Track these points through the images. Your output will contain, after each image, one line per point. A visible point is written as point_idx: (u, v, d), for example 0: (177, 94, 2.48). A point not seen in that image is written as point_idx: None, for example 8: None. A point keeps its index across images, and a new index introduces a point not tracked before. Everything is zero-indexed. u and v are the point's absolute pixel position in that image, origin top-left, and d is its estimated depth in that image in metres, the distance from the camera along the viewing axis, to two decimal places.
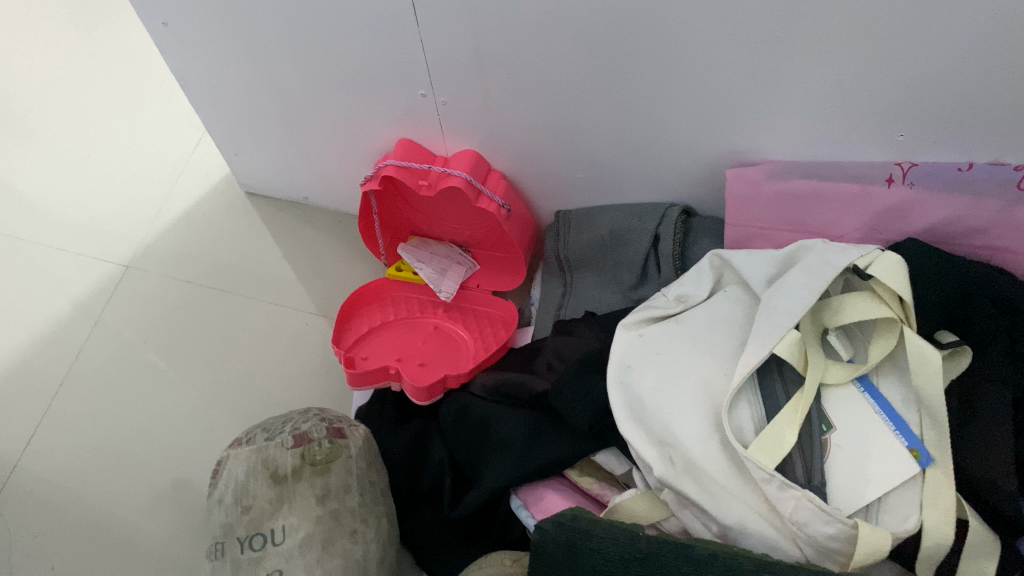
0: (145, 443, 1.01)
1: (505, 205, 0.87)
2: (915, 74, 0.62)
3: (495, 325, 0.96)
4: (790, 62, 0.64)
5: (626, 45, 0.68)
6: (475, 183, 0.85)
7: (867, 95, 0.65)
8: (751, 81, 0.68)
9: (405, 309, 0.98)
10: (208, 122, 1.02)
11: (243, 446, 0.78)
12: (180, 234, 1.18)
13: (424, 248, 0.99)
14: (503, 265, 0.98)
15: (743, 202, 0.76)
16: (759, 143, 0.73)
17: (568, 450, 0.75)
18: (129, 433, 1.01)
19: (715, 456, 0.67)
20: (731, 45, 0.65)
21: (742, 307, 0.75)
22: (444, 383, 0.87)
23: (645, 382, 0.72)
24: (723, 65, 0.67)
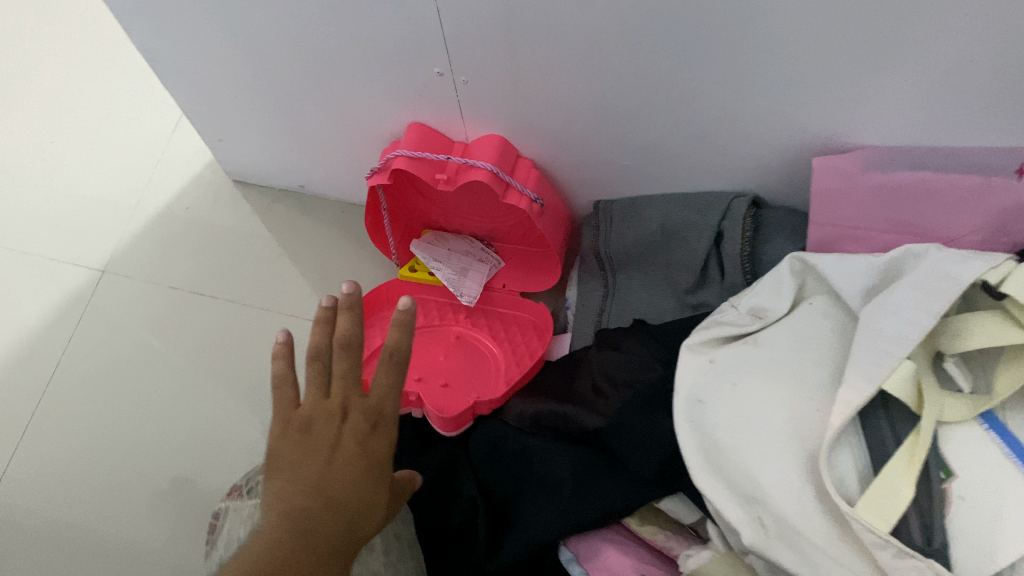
0: (138, 475, 0.91)
1: (537, 198, 0.74)
2: None
3: (527, 334, 0.85)
4: (909, 34, 0.51)
5: (695, 15, 0.55)
6: (502, 175, 0.72)
7: (1007, 71, 0.52)
8: (854, 56, 0.54)
9: (423, 315, 0.87)
10: (186, 105, 0.89)
11: (245, 498, 0.67)
12: (164, 229, 1.05)
13: (440, 244, 0.86)
14: (533, 261, 0.85)
15: (832, 198, 0.63)
16: (856, 127, 0.60)
17: (626, 497, 0.63)
18: (121, 463, 0.92)
19: (812, 513, 0.56)
20: (834, 14, 0.51)
21: (831, 324, 0.63)
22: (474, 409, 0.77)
23: (720, 420, 0.61)
24: (819, 38, 0.53)
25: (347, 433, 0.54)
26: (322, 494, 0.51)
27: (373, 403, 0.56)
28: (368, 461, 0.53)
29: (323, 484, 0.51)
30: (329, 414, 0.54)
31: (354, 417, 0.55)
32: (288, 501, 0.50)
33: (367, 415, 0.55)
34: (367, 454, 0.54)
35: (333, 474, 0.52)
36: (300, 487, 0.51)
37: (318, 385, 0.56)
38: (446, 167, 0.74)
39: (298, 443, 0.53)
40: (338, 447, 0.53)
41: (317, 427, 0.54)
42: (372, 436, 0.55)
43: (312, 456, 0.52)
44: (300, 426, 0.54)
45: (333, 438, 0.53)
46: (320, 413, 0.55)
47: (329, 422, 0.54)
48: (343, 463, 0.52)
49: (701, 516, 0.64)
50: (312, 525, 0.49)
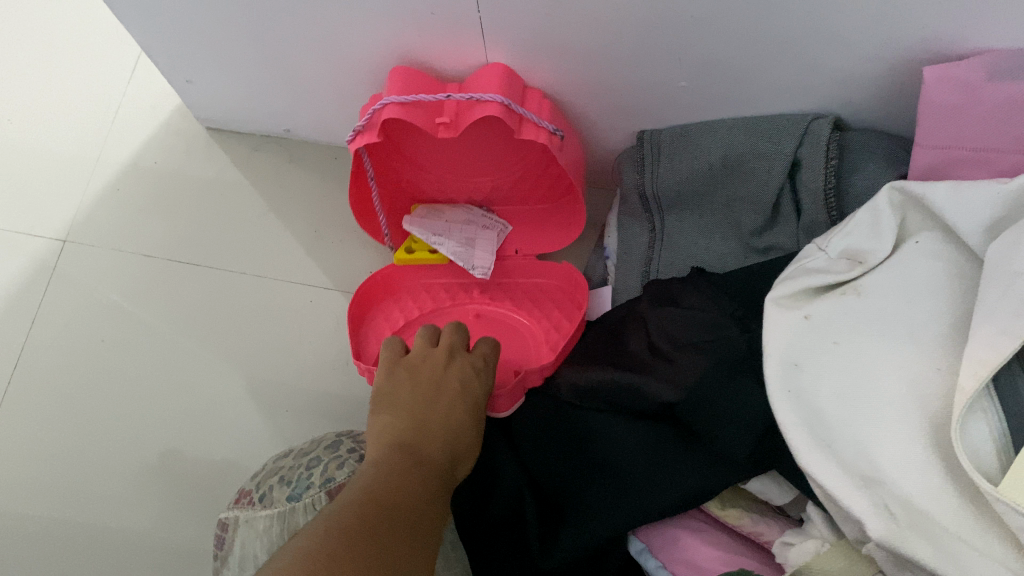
0: (126, 467, 0.82)
1: (558, 131, 0.64)
2: None
3: (558, 300, 0.77)
4: None
5: None
6: (514, 109, 0.61)
7: None
8: None
9: (429, 299, 0.78)
10: (144, 42, 0.75)
11: (259, 508, 0.59)
12: (131, 186, 0.93)
13: (435, 218, 0.77)
14: (547, 215, 0.78)
15: (944, 113, 0.53)
16: (985, 26, 0.48)
17: (709, 483, 0.55)
18: (105, 454, 0.82)
19: (946, 495, 0.46)
20: None
21: (945, 265, 0.53)
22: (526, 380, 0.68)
23: (824, 390, 0.51)
24: None
25: (454, 374, 0.61)
26: (428, 425, 0.55)
27: (475, 357, 0.64)
28: (472, 400, 0.59)
29: (425, 415, 0.56)
30: (437, 355, 0.63)
31: (460, 361, 0.63)
32: (398, 421, 0.55)
33: (471, 364, 0.63)
34: (469, 393, 0.60)
35: (438, 407, 0.57)
36: (411, 415, 0.56)
37: (428, 338, 0.65)
38: (444, 110, 0.63)
39: (405, 379, 0.60)
40: (444, 384, 0.60)
41: (426, 367, 0.61)
42: (474, 379, 0.62)
43: (421, 387, 0.59)
44: (409, 366, 0.62)
45: (440, 375, 0.61)
46: (428, 356, 0.63)
47: (436, 361, 0.62)
48: (444, 399, 0.58)
49: (798, 495, 0.55)
50: (423, 446, 0.53)
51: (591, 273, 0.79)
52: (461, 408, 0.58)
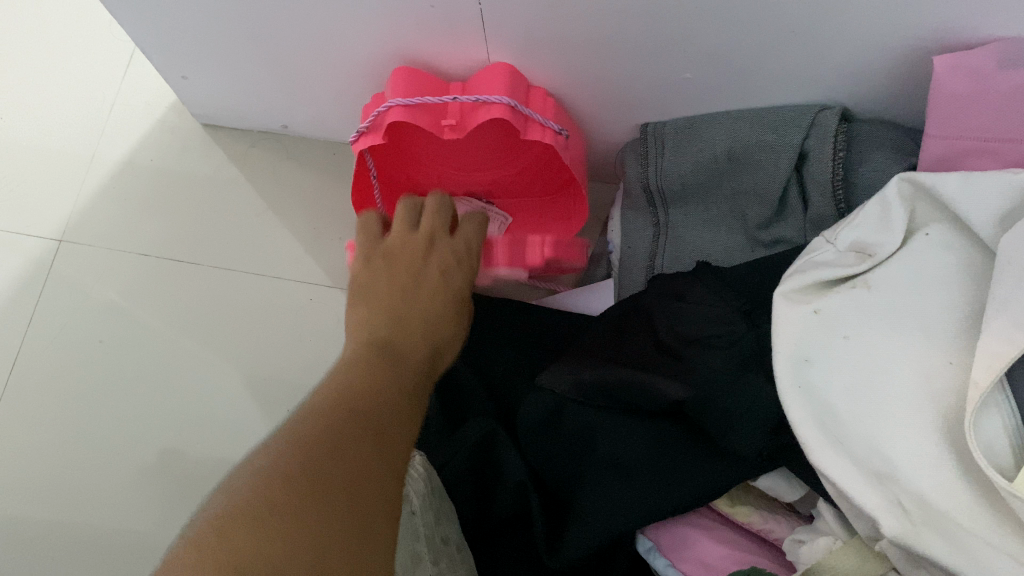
0: (126, 468, 0.81)
1: (563, 132, 0.65)
2: None
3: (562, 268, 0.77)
4: None
5: None
6: (520, 109, 0.62)
7: None
8: None
9: None
10: (138, 38, 0.74)
11: None
12: (127, 184, 0.91)
13: None
14: (547, 209, 0.78)
15: (955, 103, 0.52)
16: (998, 16, 0.47)
17: (719, 481, 0.54)
18: (105, 456, 0.81)
19: (959, 491, 0.46)
20: None
21: (956, 258, 0.52)
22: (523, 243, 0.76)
23: (835, 385, 0.50)
24: None
25: (433, 266, 0.68)
26: (412, 322, 0.62)
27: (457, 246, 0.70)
28: (450, 295, 0.66)
29: (403, 310, 0.63)
30: (415, 247, 0.69)
31: (438, 253, 0.69)
32: (379, 312, 0.63)
33: (452, 255, 0.69)
34: (449, 288, 0.67)
35: (416, 302, 0.64)
36: (391, 309, 0.63)
37: (406, 224, 0.71)
38: (449, 111, 0.63)
39: (383, 271, 0.67)
40: (422, 277, 0.67)
41: (406, 256, 0.68)
42: (454, 272, 0.68)
43: (398, 280, 0.66)
44: (389, 255, 0.69)
45: (420, 268, 0.67)
46: (406, 247, 0.69)
47: (414, 254, 0.68)
48: (424, 296, 0.65)
49: (809, 491, 0.54)
50: (402, 342, 0.59)
51: (589, 281, 0.79)
52: (439, 305, 0.65)
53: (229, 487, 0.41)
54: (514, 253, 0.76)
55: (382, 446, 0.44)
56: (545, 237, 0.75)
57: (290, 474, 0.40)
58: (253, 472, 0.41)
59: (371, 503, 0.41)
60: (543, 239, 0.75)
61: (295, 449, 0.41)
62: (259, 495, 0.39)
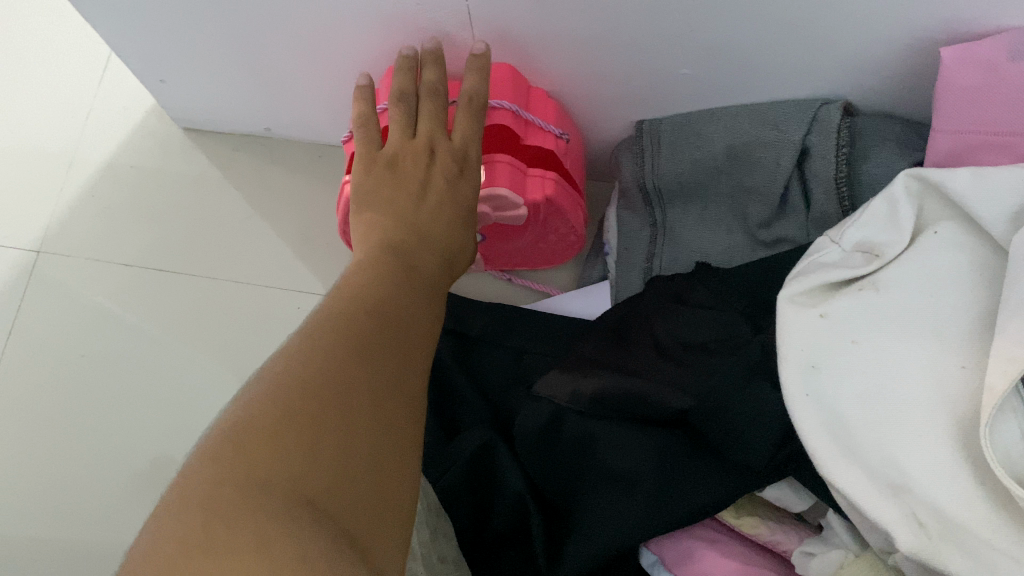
0: (111, 485, 0.78)
1: (564, 135, 0.64)
2: None
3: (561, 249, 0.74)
4: None
5: None
6: (523, 116, 0.63)
7: None
8: None
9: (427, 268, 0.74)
10: (113, 41, 0.71)
11: None
12: (107, 191, 0.89)
13: None
14: None
15: (964, 95, 0.50)
16: (1006, 4, 0.46)
17: (725, 496, 0.52)
18: (89, 473, 0.79)
19: (976, 502, 0.44)
20: None
21: (968, 257, 0.50)
22: (523, 170, 0.64)
23: (845, 393, 0.48)
24: None
25: (437, 173, 0.60)
26: (421, 235, 0.58)
27: (459, 145, 0.61)
28: (458, 201, 0.60)
29: (412, 221, 0.58)
30: (416, 153, 0.60)
31: (442, 159, 0.60)
32: (387, 227, 0.57)
33: (455, 157, 0.61)
34: (456, 196, 0.60)
35: (421, 216, 0.59)
36: (397, 225, 0.57)
37: (404, 127, 0.61)
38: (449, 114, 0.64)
39: (387, 180, 0.60)
40: (428, 190, 0.60)
41: (407, 166, 0.60)
42: (461, 178, 0.60)
43: (404, 193, 0.59)
44: (388, 161, 0.60)
45: (423, 177, 0.60)
46: (408, 153, 0.61)
47: (418, 159, 0.60)
48: (427, 213, 0.59)
49: (817, 502, 0.52)
50: (415, 256, 0.56)
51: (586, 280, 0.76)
52: (444, 221, 0.59)
53: (251, 392, 0.42)
54: (515, 178, 0.63)
55: (406, 377, 0.46)
56: (548, 171, 0.64)
57: (309, 397, 0.41)
58: (277, 382, 0.42)
59: (388, 441, 0.42)
60: (547, 172, 0.64)
61: (320, 368, 0.43)
62: (278, 407, 0.40)
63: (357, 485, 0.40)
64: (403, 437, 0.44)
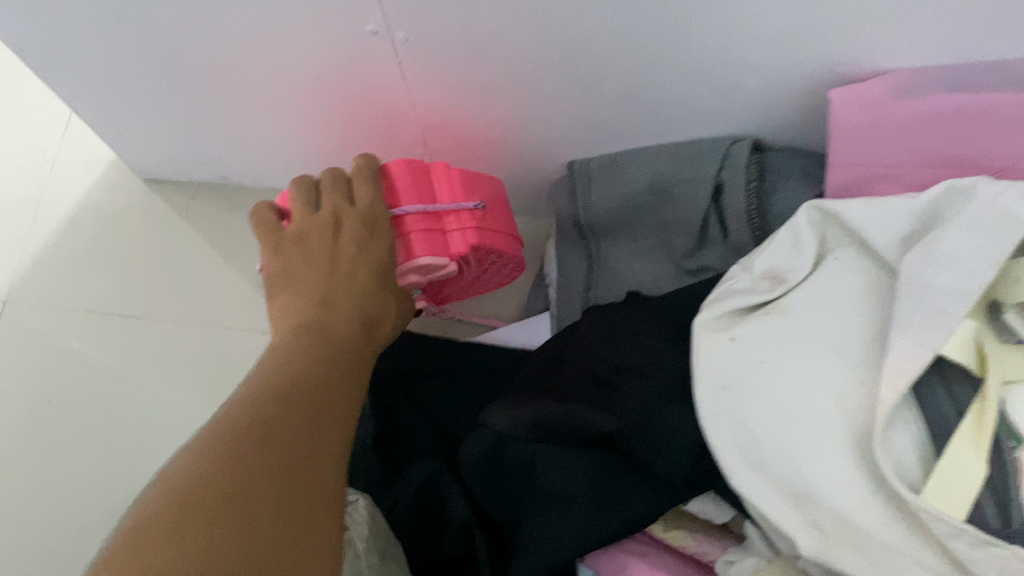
0: (78, 522, 0.81)
1: (479, 202, 0.67)
2: None
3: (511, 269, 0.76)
4: None
5: None
6: (433, 211, 0.66)
7: None
8: None
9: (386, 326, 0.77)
10: (75, 101, 0.75)
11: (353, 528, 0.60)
12: (73, 242, 0.92)
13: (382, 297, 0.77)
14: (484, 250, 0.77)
15: (858, 132, 0.54)
16: (878, 52, 0.50)
17: (655, 507, 0.56)
18: (57, 510, 0.81)
19: (875, 510, 0.48)
20: None
21: (864, 280, 0.54)
22: (441, 230, 0.67)
23: (754, 409, 0.52)
24: None
25: (347, 237, 0.63)
26: (335, 304, 0.62)
27: (364, 208, 0.64)
28: (370, 262, 0.64)
29: (328, 291, 0.63)
30: (322, 224, 0.64)
31: (348, 223, 0.64)
32: (300, 306, 0.62)
33: (363, 220, 0.64)
34: (368, 257, 0.64)
35: (334, 286, 0.63)
36: (311, 299, 0.62)
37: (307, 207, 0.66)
38: None
39: (296, 258, 0.64)
40: (338, 258, 0.64)
41: (315, 239, 0.64)
42: (371, 239, 0.64)
43: (315, 267, 0.64)
44: (297, 240, 0.65)
45: (333, 245, 0.64)
46: (315, 228, 0.65)
47: (325, 231, 0.64)
48: (338, 286, 0.63)
49: (738, 514, 0.56)
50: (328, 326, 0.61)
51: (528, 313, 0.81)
52: (358, 285, 0.63)
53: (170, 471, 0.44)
54: (434, 241, 0.66)
55: (318, 442, 0.50)
56: (465, 224, 0.67)
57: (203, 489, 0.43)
58: (185, 465, 0.45)
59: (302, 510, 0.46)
60: (463, 225, 0.67)
61: (230, 437, 0.46)
62: (174, 501, 0.42)
63: (275, 530, 0.43)
64: (316, 494, 0.47)
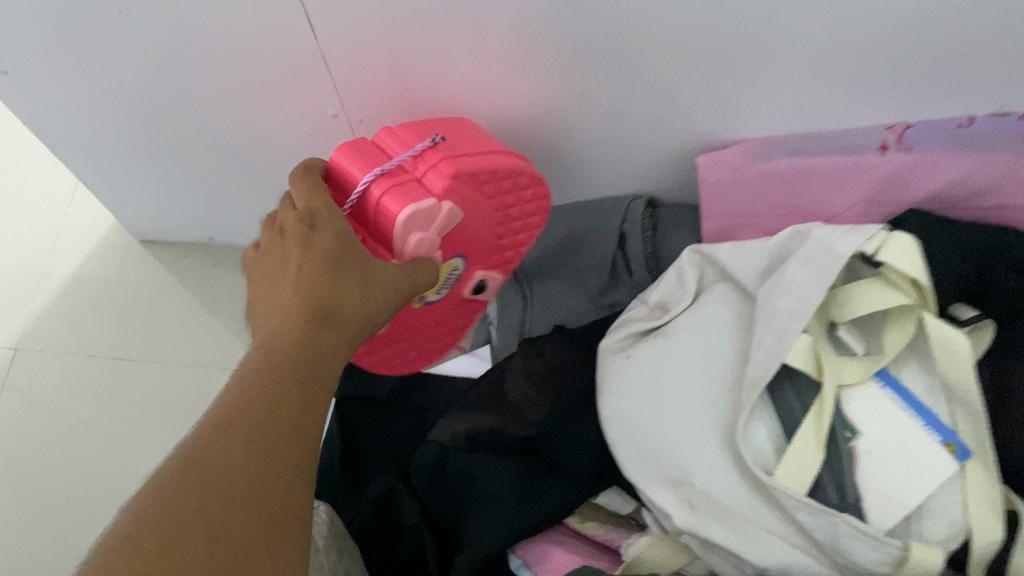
0: (70, 537, 0.89)
1: (436, 137, 0.63)
2: (888, 44, 0.55)
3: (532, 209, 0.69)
4: (753, 45, 0.56)
5: (561, 49, 0.59)
6: (391, 168, 0.60)
7: (842, 68, 0.57)
8: (710, 70, 0.59)
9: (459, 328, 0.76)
10: (84, 169, 0.88)
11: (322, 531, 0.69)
12: (74, 295, 1.04)
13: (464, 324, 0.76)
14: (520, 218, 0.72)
15: (721, 189, 0.68)
16: (727, 125, 0.65)
17: (568, 500, 0.67)
18: (50, 527, 0.89)
19: (737, 490, 0.59)
20: (687, 36, 0.56)
21: (731, 309, 0.66)
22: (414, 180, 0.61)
23: (644, 412, 0.64)
24: (673, 56, 0.59)
25: (292, 241, 0.56)
26: (288, 312, 0.53)
27: (304, 209, 0.58)
28: (316, 258, 0.55)
29: (280, 300, 0.55)
30: (277, 241, 0.58)
31: (292, 232, 0.57)
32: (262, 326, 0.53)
33: (303, 219, 0.57)
34: (315, 255, 0.55)
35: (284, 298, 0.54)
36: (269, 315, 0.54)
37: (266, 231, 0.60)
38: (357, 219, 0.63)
39: (268, 280, 0.57)
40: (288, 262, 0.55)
41: (274, 258, 0.57)
42: (314, 234, 0.56)
43: (281, 280, 0.55)
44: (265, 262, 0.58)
45: (284, 253, 0.56)
46: (273, 246, 0.58)
47: (279, 246, 0.57)
48: (287, 299, 0.54)
49: (638, 504, 0.67)
50: (279, 334, 0.52)
51: None
52: (309, 286, 0.54)
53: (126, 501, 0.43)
54: (405, 192, 0.59)
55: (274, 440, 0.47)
56: (432, 164, 0.61)
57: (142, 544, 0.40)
58: (133, 511, 0.42)
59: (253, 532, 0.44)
60: (427, 170, 0.61)
61: (177, 475, 0.44)
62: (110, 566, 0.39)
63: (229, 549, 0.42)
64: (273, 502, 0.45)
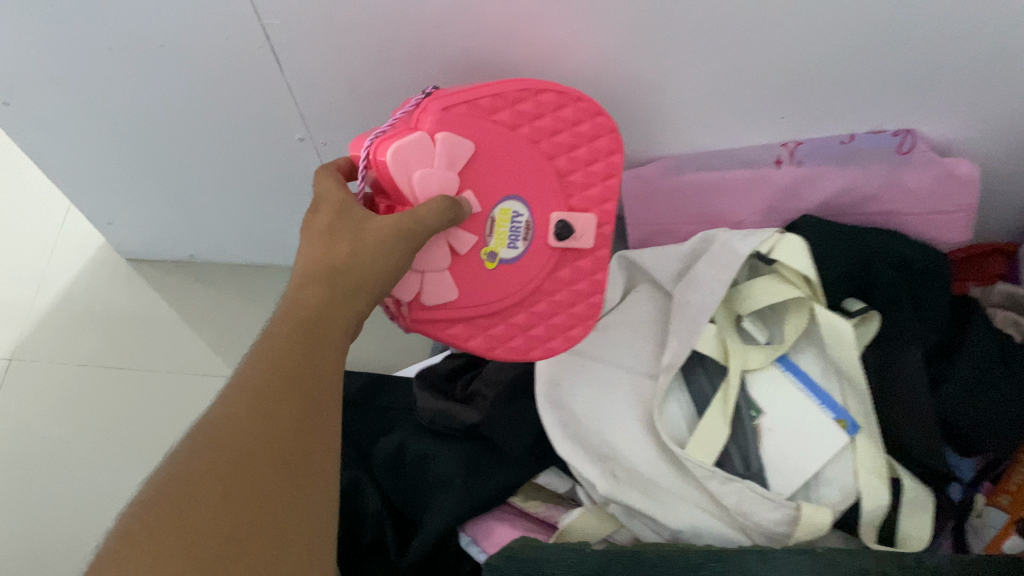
0: (64, 531, 0.96)
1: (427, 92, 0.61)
2: (774, 75, 0.64)
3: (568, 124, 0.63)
4: (658, 77, 0.66)
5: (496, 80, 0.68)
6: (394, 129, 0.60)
7: (739, 97, 0.67)
8: (625, 97, 0.69)
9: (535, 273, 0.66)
10: (76, 192, 0.96)
11: None
12: (65, 310, 1.11)
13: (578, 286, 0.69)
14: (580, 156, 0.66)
15: (643, 202, 0.77)
16: (644, 144, 0.74)
17: (513, 478, 0.75)
18: (43, 523, 0.96)
19: (657, 463, 0.67)
20: (603, 70, 0.65)
21: (654, 306, 0.76)
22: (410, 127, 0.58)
23: (577, 397, 0.72)
24: (591, 85, 0.68)
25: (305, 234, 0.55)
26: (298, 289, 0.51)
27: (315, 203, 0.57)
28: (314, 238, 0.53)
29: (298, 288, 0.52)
30: None
31: None
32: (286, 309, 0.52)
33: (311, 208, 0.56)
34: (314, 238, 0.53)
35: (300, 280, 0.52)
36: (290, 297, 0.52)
37: None
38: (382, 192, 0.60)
39: None
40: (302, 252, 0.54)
41: None
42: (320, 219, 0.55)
43: None
44: None
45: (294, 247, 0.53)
46: None
47: None
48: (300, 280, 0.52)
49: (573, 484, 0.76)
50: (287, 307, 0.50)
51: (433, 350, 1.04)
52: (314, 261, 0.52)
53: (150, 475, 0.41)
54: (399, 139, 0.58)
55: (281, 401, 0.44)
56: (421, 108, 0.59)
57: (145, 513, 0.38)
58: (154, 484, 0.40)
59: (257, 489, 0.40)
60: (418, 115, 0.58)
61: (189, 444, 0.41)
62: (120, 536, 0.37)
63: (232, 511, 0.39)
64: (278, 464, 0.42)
